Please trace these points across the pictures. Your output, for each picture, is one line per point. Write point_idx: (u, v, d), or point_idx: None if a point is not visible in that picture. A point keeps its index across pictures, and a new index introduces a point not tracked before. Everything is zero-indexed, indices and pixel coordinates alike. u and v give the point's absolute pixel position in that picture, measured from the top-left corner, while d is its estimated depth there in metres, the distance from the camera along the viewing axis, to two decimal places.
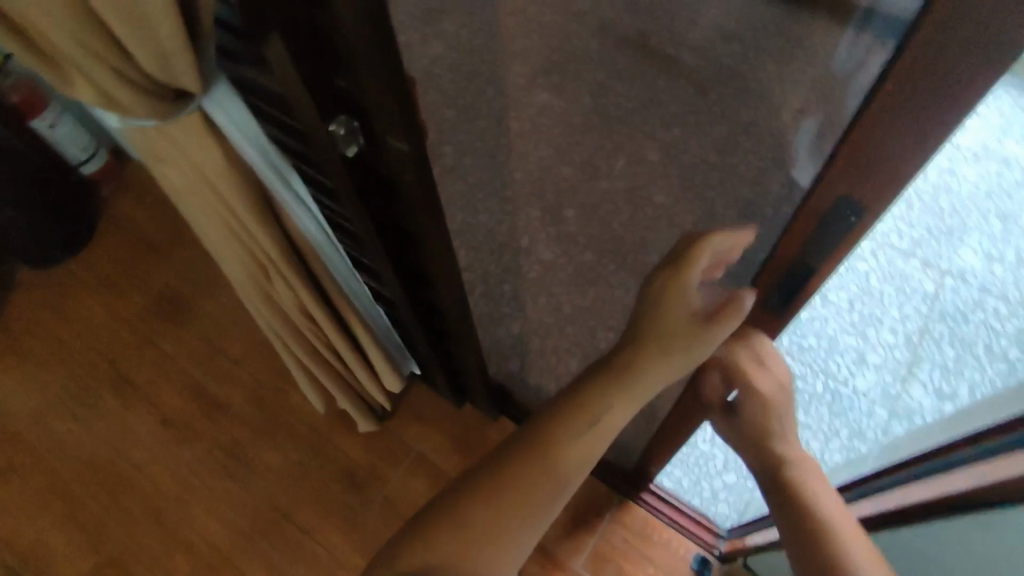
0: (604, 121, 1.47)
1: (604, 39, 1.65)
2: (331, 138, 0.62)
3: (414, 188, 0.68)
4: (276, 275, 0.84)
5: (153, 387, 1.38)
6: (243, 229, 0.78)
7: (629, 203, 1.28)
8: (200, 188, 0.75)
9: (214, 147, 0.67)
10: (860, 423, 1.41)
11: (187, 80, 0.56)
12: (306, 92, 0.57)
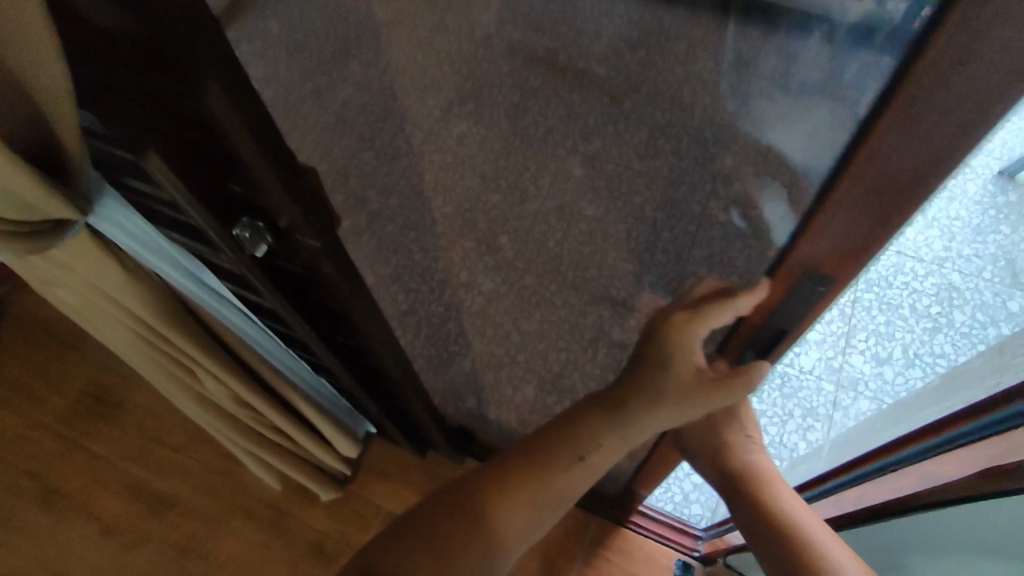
0: (526, 143, 1.51)
1: (513, 60, 1.63)
2: (235, 241, 0.55)
3: (333, 275, 0.61)
4: (202, 371, 0.76)
5: (86, 492, 1.18)
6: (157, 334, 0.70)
7: (561, 219, 1.38)
8: (102, 303, 0.67)
9: (108, 260, 0.59)
10: (811, 401, 1.47)
11: (56, 212, 0.49)
12: (196, 199, 0.50)
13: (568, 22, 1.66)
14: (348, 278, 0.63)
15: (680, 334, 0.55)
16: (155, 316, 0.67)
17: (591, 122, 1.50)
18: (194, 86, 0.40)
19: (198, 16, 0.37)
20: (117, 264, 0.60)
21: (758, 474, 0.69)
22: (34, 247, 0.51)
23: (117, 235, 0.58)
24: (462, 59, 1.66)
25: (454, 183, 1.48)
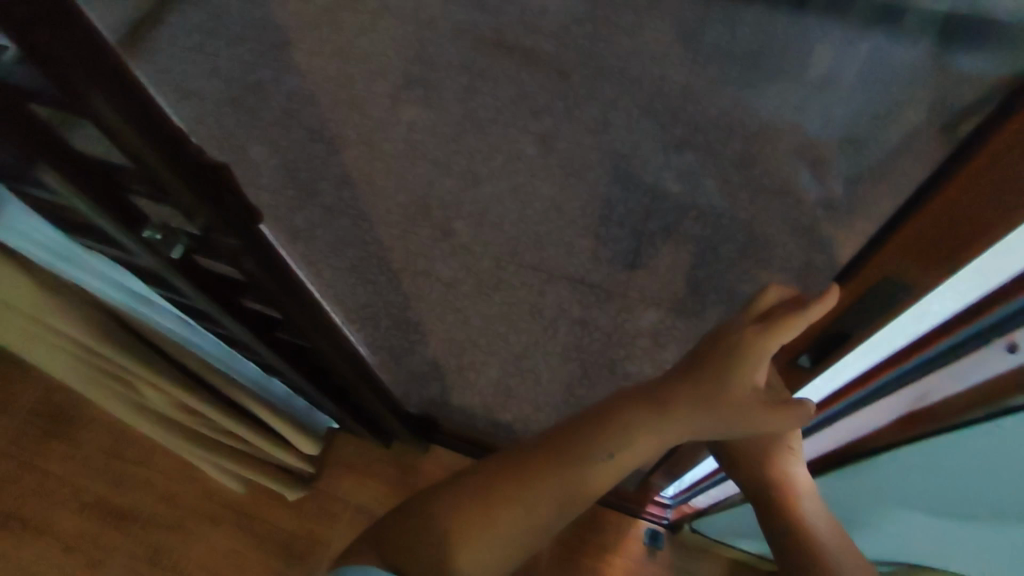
0: (476, 126, 1.48)
1: (460, 42, 1.59)
2: (148, 245, 0.53)
3: (260, 274, 0.60)
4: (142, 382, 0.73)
5: (43, 513, 1.15)
6: (89, 349, 0.67)
7: (516, 200, 1.37)
8: (22, 321, 0.64)
9: (24, 275, 0.56)
10: None
11: None
12: (100, 209, 0.47)
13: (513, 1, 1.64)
14: (279, 272, 0.62)
15: (742, 344, 0.49)
16: (81, 329, 0.63)
17: (541, 101, 1.50)
18: (84, 102, 0.38)
19: (76, 28, 0.35)
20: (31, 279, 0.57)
21: (790, 489, 0.56)
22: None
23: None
24: (407, 42, 1.60)
25: (405, 170, 1.43)
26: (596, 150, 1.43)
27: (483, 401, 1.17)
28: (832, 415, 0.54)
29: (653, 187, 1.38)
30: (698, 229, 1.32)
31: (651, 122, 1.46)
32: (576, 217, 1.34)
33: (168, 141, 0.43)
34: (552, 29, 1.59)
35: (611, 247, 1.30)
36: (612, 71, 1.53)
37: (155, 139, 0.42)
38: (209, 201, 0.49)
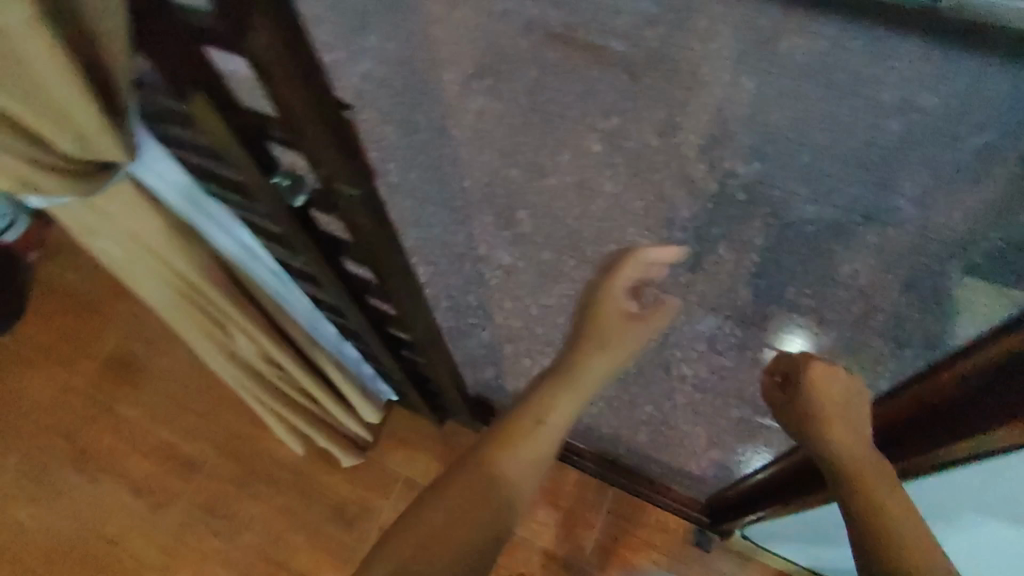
0: (543, 119, 1.49)
1: (532, 36, 1.61)
2: (274, 191, 0.55)
3: (369, 230, 0.61)
4: (233, 325, 0.75)
5: (118, 455, 1.24)
6: (191, 288, 0.69)
7: (579, 195, 1.39)
8: (140, 257, 0.64)
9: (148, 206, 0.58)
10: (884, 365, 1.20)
11: (113, 155, 0.45)
12: (241, 145, 0.50)
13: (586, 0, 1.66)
14: (383, 233, 0.62)
15: None
16: (193, 267, 0.66)
17: (609, 100, 1.51)
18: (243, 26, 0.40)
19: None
20: (156, 212, 0.59)
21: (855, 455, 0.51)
22: (82, 189, 0.47)
23: (156, 184, 0.57)
24: (480, 33, 1.63)
25: (472, 157, 1.45)
26: (662, 151, 1.43)
27: None
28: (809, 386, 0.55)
29: (718, 193, 1.38)
30: (761, 239, 1.32)
31: (718, 129, 1.46)
32: (638, 216, 1.35)
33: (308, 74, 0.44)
34: (625, 30, 1.60)
35: (672, 249, 1.31)
36: (683, 75, 1.53)
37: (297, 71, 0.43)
38: (331, 147, 0.50)
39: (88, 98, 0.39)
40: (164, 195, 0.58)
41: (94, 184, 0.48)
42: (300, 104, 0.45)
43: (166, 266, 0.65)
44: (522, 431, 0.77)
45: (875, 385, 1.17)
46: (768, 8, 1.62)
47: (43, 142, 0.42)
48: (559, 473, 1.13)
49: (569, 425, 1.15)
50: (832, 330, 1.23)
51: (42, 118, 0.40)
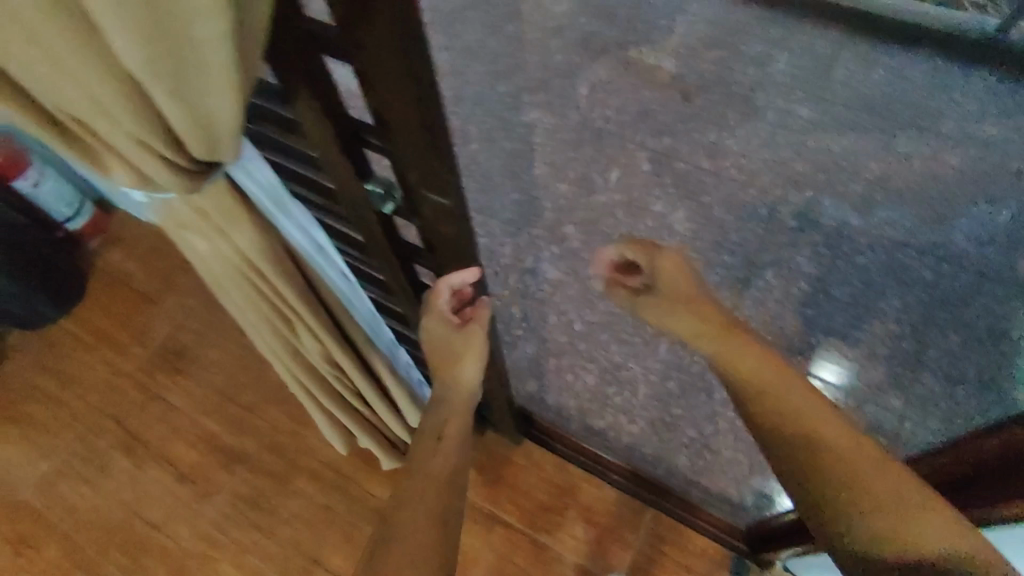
0: (594, 136, 1.50)
1: (586, 52, 1.63)
2: (365, 195, 0.59)
3: (448, 241, 0.62)
4: (302, 326, 0.76)
5: (165, 441, 1.27)
6: (267, 289, 0.69)
7: (628, 214, 1.39)
8: (225, 259, 0.65)
9: (239, 207, 0.58)
10: (935, 403, 1.18)
11: (230, 155, 0.47)
12: (339, 148, 0.53)
13: (641, 20, 1.67)
14: (458, 246, 0.63)
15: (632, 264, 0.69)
16: (275, 271, 0.66)
17: (661, 120, 1.51)
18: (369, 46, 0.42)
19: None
20: (246, 213, 0.59)
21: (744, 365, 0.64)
22: (191, 184, 0.49)
23: (248, 184, 0.58)
24: (534, 47, 1.65)
25: (522, 170, 1.47)
26: (712, 174, 1.43)
27: (580, 404, 1.20)
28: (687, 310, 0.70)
29: (768, 219, 1.37)
30: (810, 268, 1.31)
31: (771, 155, 1.45)
32: (686, 238, 1.35)
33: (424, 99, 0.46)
34: (680, 51, 1.61)
35: (719, 273, 1.31)
36: (736, 98, 1.53)
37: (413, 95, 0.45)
38: (431, 164, 0.51)
39: (233, 109, 0.41)
40: (255, 194, 0.59)
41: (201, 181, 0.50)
42: (407, 123, 0.47)
43: (248, 267, 0.66)
44: (425, 447, 0.81)
45: (921, 423, 1.16)
46: (825, 36, 1.61)
47: (173, 138, 0.44)
48: (598, 490, 1.13)
49: (609, 442, 1.17)
50: (880, 364, 1.22)
51: (184, 120, 0.42)
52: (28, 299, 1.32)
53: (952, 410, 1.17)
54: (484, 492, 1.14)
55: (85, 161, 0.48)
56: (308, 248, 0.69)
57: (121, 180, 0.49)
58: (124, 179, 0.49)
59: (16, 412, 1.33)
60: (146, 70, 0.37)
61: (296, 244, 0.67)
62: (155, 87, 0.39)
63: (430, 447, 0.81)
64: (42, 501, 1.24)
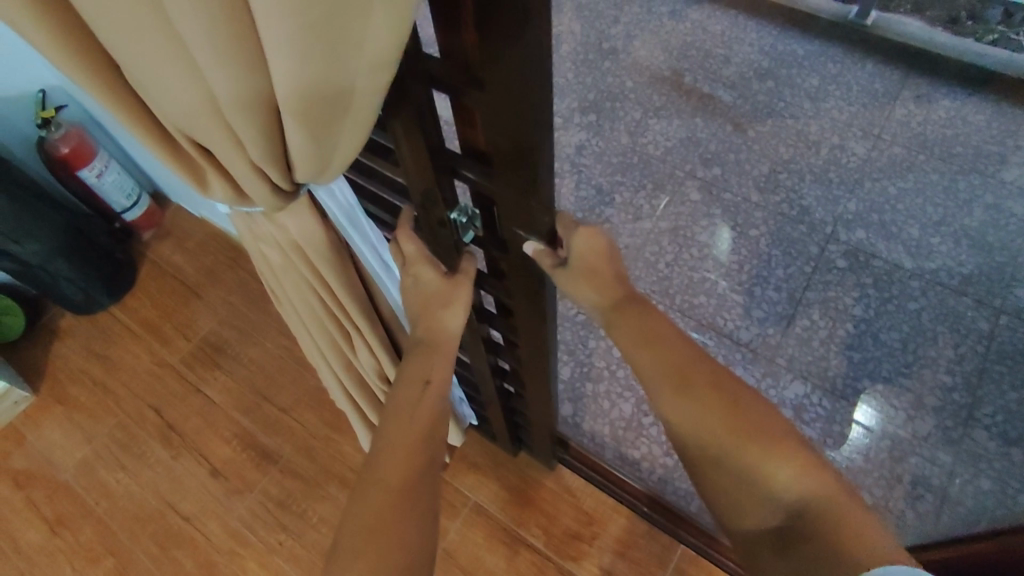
0: (643, 161, 1.49)
1: (638, 76, 1.62)
2: (451, 225, 0.61)
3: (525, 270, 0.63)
4: (359, 339, 0.76)
5: (202, 435, 1.30)
6: (330, 301, 0.70)
7: (673, 242, 1.38)
8: (293, 269, 0.66)
9: (317, 223, 0.58)
10: (988, 462, 1.13)
11: (331, 175, 0.48)
12: (433, 176, 0.55)
13: (696, 48, 1.66)
14: (533, 278, 0.64)
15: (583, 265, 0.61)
16: (340, 284, 0.67)
17: (711, 150, 1.50)
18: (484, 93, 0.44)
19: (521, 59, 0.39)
20: (322, 229, 0.59)
21: (680, 364, 0.61)
22: (282, 199, 0.51)
23: (329, 202, 0.59)
24: (586, 68, 1.65)
25: (568, 190, 1.47)
26: (762, 207, 1.41)
27: (614, 432, 1.19)
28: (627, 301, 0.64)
29: (818, 256, 1.34)
30: (859, 310, 1.28)
31: (822, 191, 1.42)
32: (731, 271, 1.34)
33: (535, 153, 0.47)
34: (732, 80, 1.60)
35: (764, 307, 1.29)
36: (790, 132, 1.51)
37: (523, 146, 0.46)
38: (526, 205, 0.53)
39: (350, 146, 0.44)
40: (332, 211, 0.60)
41: (290, 196, 0.52)
42: (511, 168, 0.49)
43: (314, 279, 0.66)
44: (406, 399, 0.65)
45: (971, 480, 1.12)
46: (884, 73, 1.59)
47: (282, 164, 0.46)
48: (628, 522, 1.11)
49: (642, 474, 1.15)
50: (929, 416, 1.18)
51: (303, 154, 0.44)
52: (83, 286, 1.36)
53: (1004, 471, 1.13)
54: (513, 513, 1.13)
55: (188, 167, 0.49)
56: (376, 264, 0.70)
57: (218, 187, 0.51)
58: (222, 185, 0.50)
59: (62, 394, 1.38)
60: (289, 115, 0.39)
61: (365, 258, 0.68)
62: (290, 128, 0.41)
63: (415, 392, 0.65)
64: (81, 484, 1.27)
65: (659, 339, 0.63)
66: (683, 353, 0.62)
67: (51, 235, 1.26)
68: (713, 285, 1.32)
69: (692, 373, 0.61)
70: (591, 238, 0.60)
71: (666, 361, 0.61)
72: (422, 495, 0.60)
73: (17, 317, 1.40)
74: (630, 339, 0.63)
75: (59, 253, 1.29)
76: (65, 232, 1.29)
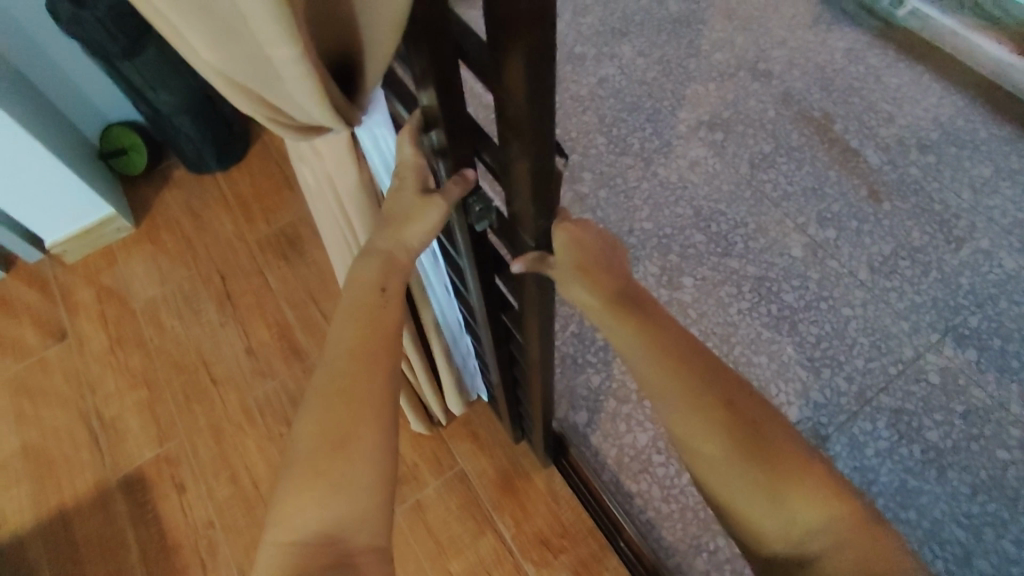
0: (755, 197, 1.38)
1: (784, 108, 1.49)
2: (467, 210, 0.60)
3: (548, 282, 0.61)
4: None
5: (250, 313, 1.39)
6: (356, 242, 0.70)
7: (754, 291, 1.28)
8: (327, 198, 0.66)
9: (354, 163, 0.57)
10: None
11: (316, 109, 0.43)
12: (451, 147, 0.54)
13: (861, 95, 1.50)
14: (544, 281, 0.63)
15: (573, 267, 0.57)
16: (365, 227, 0.66)
17: (833, 210, 1.36)
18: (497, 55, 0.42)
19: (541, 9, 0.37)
20: (359, 171, 0.59)
21: (707, 395, 0.53)
22: (303, 134, 0.49)
23: (370, 146, 0.58)
24: (733, 84, 1.53)
25: (667, 202, 1.39)
26: (865, 287, 1.27)
27: (619, 457, 1.14)
28: (648, 319, 0.57)
29: (909, 361, 1.20)
30: (935, 437, 1.13)
31: (943, 294, 1.25)
32: (805, 343, 1.22)
33: (545, 122, 0.45)
34: (889, 142, 1.43)
35: (826, 393, 1.18)
36: (932, 218, 1.33)
37: (532, 114, 0.44)
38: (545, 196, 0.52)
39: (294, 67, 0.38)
40: (372, 157, 0.60)
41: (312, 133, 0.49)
42: (522, 145, 0.47)
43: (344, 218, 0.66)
44: (362, 305, 0.54)
45: None
46: None
47: (264, 97, 0.44)
48: (598, 548, 1.07)
49: (632, 510, 1.10)
50: None
51: (262, 77, 0.41)
52: (197, 146, 1.47)
53: None
54: (493, 495, 1.13)
55: None
56: None
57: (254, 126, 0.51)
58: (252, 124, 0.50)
59: (153, 235, 1.51)
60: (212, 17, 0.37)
61: None
62: (230, 43, 0.39)
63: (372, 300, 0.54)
64: (142, 318, 1.41)
65: (676, 372, 0.54)
66: (715, 379, 0.54)
67: (185, 93, 1.37)
68: (781, 350, 1.22)
69: (722, 401, 0.53)
70: (577, 232, 0.57)
71: (687, 400, 0.53)
72: (376, 435, 0.48)
73: (140, 155, 1.54)
74: (648, 370, 0.56)
75: (185, 109, 1.39)
76: (196, 94, 1.39)
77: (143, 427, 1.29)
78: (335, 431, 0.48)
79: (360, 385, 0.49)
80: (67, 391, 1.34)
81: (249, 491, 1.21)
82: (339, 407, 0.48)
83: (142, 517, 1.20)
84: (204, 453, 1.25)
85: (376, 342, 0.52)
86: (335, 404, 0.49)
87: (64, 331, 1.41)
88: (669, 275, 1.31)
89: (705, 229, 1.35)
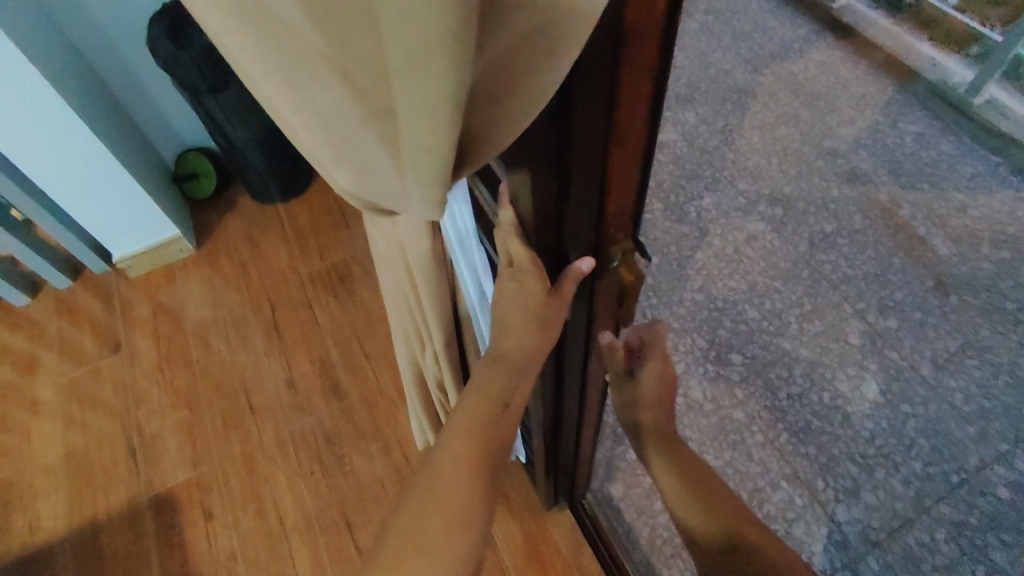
0: (812, 277, 1.35)
1: (848, 188, 1.46)
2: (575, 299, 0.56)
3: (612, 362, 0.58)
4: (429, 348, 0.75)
5: (296, 346, 1.41)
6: (418, 307, 0.69)
7: (807, 376, 1.23)
8: (395, 262, 0.64)
9: (428, 237, 0.54)
10: None
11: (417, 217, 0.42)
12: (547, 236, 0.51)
13: (931, 182, 1.46)
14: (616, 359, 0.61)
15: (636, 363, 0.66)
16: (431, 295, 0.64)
17: (895, 298, 1.31)
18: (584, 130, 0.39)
19: (645, 80, 0.36)
20: (432, 244, 0.56)
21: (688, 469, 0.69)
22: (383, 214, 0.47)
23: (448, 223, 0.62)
24: (795, 159, 1.52)
25: (720, 274, 1.36)
26: (926, 384, 1.21)
27: (652, 538, 1.10)
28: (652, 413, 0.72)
29: (973, 470, 1.12)
30: (1001, 559, 1.05)
31: (1014, 400, 1.18)
32: (857, 437, 1.16)
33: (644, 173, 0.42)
34: (958, 233, 1.38)
35: (879, 494, 1.11)
36: (1004, 316, 1.27)
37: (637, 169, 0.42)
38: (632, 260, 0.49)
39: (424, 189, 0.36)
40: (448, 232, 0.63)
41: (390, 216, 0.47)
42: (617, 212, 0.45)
43: (409, 283, 0.65)
44: (477, 412, 0.56)
45: None
46: None
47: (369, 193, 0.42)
48: None
49: None
50: None
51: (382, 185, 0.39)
52: (265, 178, 1.53)
53: None
54: (517, 562, 1.09)
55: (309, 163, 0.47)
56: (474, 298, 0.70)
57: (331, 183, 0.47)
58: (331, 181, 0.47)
59: (212, 259, 1.57)
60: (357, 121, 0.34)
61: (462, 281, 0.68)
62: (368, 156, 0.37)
63: (489, 413, 0.56)
64: (192, 338, 1.45)
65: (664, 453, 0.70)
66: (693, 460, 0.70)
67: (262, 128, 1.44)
68: (831, 442, 1.16)
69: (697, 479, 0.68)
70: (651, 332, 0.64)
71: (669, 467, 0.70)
72: (460, 528, 0.51)
73: (210, 180, 1.62)
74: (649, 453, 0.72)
75: (259, 143, 1.46)
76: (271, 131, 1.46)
77: (180, 448, 1.31)
78: (421, 513, 0.51)
79: (455, 486, 0.52)
80: (115, 403, 1.38)
81: (274, 526, 1.21)
82: (428, 514, 0.51)
83: (168, 540, 1.21)
84: (235, 482, 1.26)
85: (480, 457, 0.55)
86: (429, 513, 0.51)
87: (119, 343, 1.46)
88: (717, 349, 1.27)
89: (758, 306, 1.32)
